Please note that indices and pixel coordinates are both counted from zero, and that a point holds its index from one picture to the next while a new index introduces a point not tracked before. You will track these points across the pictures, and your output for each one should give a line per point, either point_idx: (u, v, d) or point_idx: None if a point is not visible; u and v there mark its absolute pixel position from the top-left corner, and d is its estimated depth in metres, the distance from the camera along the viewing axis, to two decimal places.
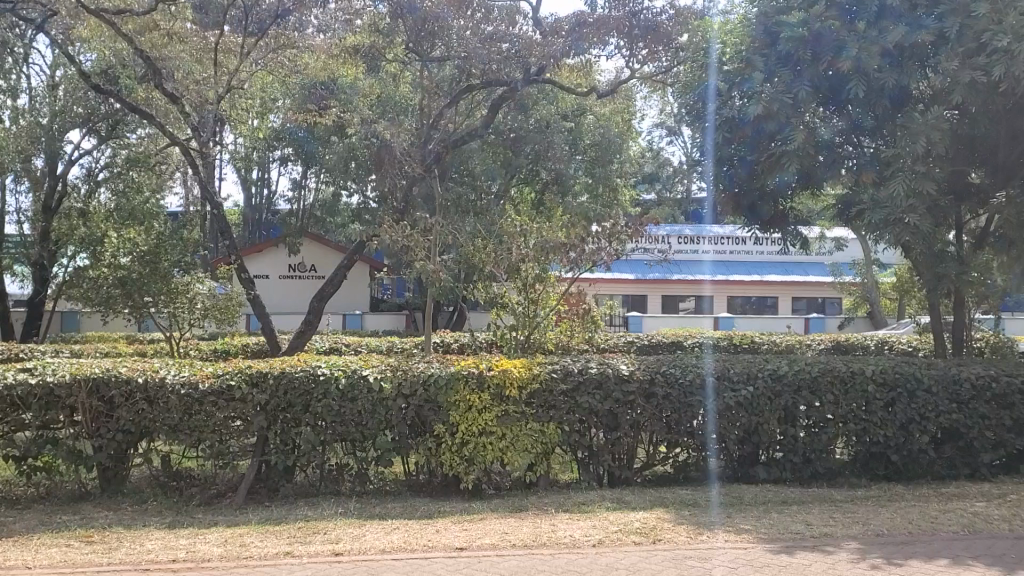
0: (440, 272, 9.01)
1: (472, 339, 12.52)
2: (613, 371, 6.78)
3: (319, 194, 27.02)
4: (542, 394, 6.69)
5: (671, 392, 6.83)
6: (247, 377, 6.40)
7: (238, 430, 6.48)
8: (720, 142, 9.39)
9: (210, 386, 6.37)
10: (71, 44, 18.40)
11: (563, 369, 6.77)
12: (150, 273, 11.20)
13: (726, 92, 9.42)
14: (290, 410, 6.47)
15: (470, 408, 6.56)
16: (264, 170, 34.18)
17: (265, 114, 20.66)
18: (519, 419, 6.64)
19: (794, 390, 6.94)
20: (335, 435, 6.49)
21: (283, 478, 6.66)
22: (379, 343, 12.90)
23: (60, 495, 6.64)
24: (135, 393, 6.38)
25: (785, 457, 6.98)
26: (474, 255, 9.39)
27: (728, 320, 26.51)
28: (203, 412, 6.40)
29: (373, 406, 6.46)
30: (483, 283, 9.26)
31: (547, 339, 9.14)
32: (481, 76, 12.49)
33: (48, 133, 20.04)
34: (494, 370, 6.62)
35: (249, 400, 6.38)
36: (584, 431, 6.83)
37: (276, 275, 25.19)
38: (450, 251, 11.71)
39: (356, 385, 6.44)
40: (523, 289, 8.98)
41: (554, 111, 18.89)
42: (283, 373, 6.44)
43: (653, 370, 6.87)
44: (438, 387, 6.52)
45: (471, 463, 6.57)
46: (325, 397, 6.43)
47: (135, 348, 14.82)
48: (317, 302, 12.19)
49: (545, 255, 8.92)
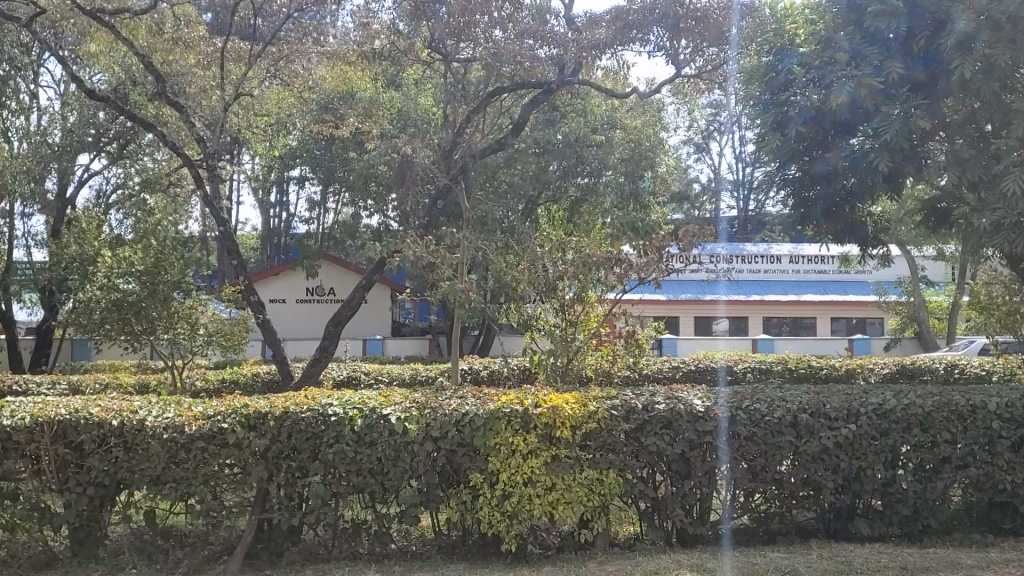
0: (469, 291, 7.35)
1: (503, 366, 10.86)
2: (685, 406, 4.97)
3: (340, 214, 25.71)
4: (601, 436, 4.92)
5: (754, 432, 4.99)
6: (242, 418, 4.70)
7: (231, 481, 4.75)
8: (797, 145, 6.85)
9: (198, 430, 4.67)
10: (82, 59, 17.23)
11: (623, 404, 4.99)
12: (150, 294, 9.60)
13: (802, 77, 6.82)
14: (296, 458, 4.75)
15: (513, 454, 4.79)
16: (283, 194, 32.98)
17: (280, 133, 19.24)
18: (572, 466, 4.89)
19: (904, 428, 5.13)
20: (349, 487, 4.76)
21: (286, 539, 4.94)
22: (400, 372, 11.32)
23: (23, 564, 4.90)
24: (109, 438, 4.73)
25: (899, 510, 5.15)
26: (504, 273, 7.73)
27: (768, 341, 24.65)
28: (189, 462, 4.70)
29: (396, 453, 4.72)
30: (514, 303, 7.68)
31: (587, 367, 7.56)
32: (511, 78, 10.94)
33: (58, 155, 18.78)
34: (541, 406, 4.86)
35: (246, 446, 4.67)
36: (654, 481, 5.03)
37: (293, 299, 23.83)
38: (477, 269, 10.17)
39: (374, 427, 4.69)
40: (559, 310, 7.49)
41: (584, 123, 17.40)
42: (285, 412, 4.73)
43: (738, 404, 5.06)
44: (473, 430, 4.74)
45: (515, 522, 4.82)
46: (336, 443, 4.69)
47: (138, 378, 13.35)
48: (332, 326, 10.57)
49: (585, 271, 7.33)
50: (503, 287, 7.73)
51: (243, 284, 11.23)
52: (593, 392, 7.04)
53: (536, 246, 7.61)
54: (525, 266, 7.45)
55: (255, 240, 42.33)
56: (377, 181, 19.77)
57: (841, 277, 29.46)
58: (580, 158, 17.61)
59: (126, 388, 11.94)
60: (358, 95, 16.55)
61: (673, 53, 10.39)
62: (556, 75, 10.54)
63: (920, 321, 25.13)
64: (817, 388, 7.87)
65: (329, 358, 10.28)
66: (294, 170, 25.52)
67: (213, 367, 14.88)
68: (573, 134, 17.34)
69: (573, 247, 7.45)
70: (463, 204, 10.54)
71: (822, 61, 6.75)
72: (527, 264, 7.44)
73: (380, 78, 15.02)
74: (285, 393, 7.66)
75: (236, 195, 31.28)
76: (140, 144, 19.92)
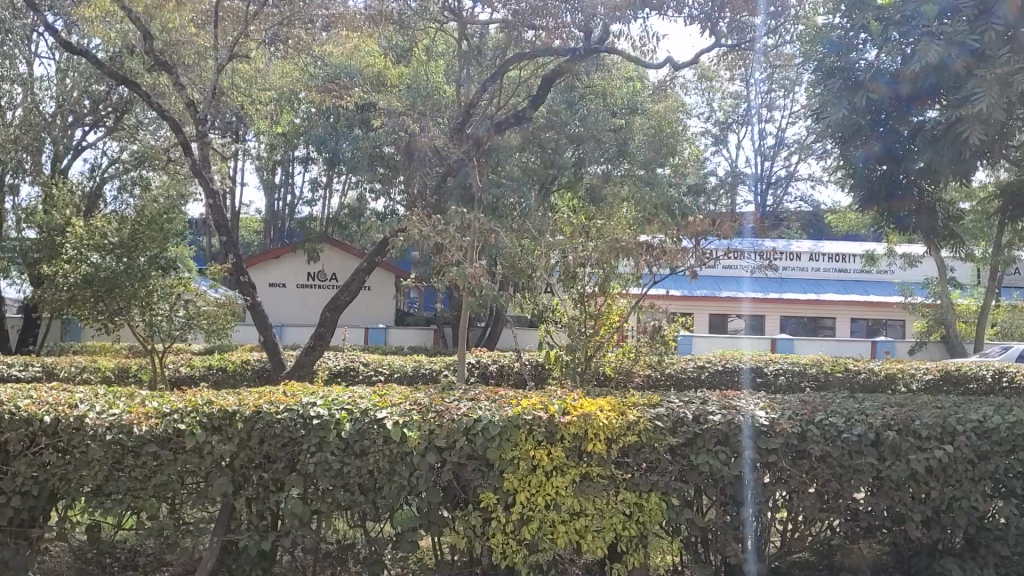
0: (481, 277, 5.81)
1: (512, 365, 9.35)
2: (742, 419, 3.29)
3: (346, 196, 24.14)
4: (645, 451, 3.28)
5: (830, 452, 3.29)
6: (202, 417, 3.24)
7: (190, 494, 3.29)
8: (865, 126, 4.65)
9: (150, 431, 3.24)
10: (74, 26, 15.61)
11: (669, 413, 3.36)
12: (126, 270, 8.08)
13: (881, 37, 4.54)
14: (268, 469, 3.25)
15: (533, 473, 3.21)
16: (286, 177, 31.56)
17: (286, 112, 17.66)
18: (606, 488, 3.27)
19: (1007, 454, 3.42)
20: (334, 505, 3.23)
21: (254, 566, 3.41)
22: (401, 364, 9.90)
23: None
24: (39, 438, 3.29)
25: (995, 549, 3.45)
26: (517, 258, 6.20)
27: (788, 342, 22.98)
28: (141, 469, 3.26)
29: (391, 466, 3.20)
30: (527, 289, 6.32)
31: (606, 364, 6.24)
32: (537, 43, 9.31)
33: (49, 126, 17.24)
34: (571, 414, 3.27)
35: (208, 454, 3.21)
36: (704, 507, 3.34)
37: (294, 284, 22.43)
38: (489, 254, 8.66)
39: (365, 433, 3.19)
40: (577, 301, 6.05)
41: (602, 105, 15.81)
42: (258, 411, 3.25)
43: (808, 419, 3.36)
44: (487, 439, 3.18)
45: (533, 553, 3.23)
46: (318, 452, 3.21)
47: (115, 361, 11.88)
48: (327, 311, 8.95)
49: (608, 258, 5.84)
50: (515, 274, 6.26)
51: (231, 261, 9.95)
52: (633, 397, 5.78)
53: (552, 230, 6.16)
54: (541, 252, 5.98)
55: (256, 220, 40.94)
56: (384, 163, 18.15)
57: (863, 276, 27.87)
58: (599, 143, 15.95)
59: (99, 372, 10.53)
60: (367, 67, 14.95)
61: (709, 26, 8.36)
62: (582, 43, 8.83)
63: (947, 325, 23.37)
64: (894, 404, 6.44)
65: (322, 346, 8.72)
66: (301, 150, 24.00)
67: (199, 354, 13.46)
68: (591, 118, 15.72)
69: (596, 232, 5.99)
70: (474, 182, 8.96)
71: (907, 12, 4.48)
72: (543, 251, 5.96)
73: (392, 48, 13.40)
74: (261, 393, 6.17)
75: (239, 175, 29.74)
76: (139, 117, 18.38)
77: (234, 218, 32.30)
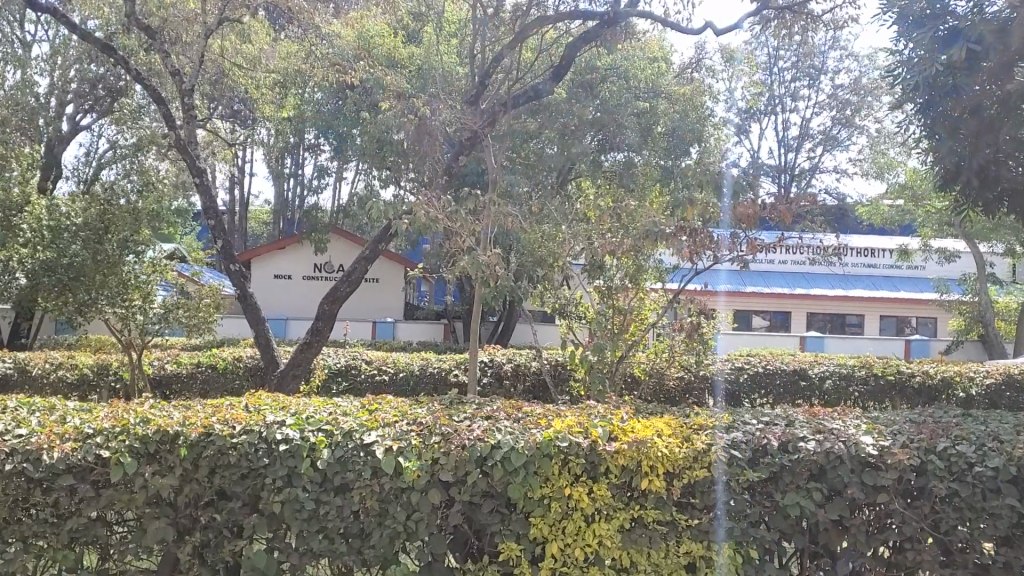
0: (497, 266, 4.31)
1: (529, 366, 7.73)
2: (848, 447, 2.35)
3: (353, 185, 22.52)
4: (711, 489, 2.34)
5: (958, 492, 2.31)
6: (133, 442, 2.32)
7: (121, 542, 2.34)
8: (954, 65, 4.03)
9: (65, 460, 2.29)
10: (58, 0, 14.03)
11: (751, 439, 2.42)
12: (91, 257, 6.44)
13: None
14: (221, 509, 2.30)
15: (569, 517, 2.27)
16: (294, 165, 29.78)
17: (286, 99, 16.04)
18: (664, 538, 2.32)
19: None
20: (303, 560, 2.26)
21: None
22: (408, 361, 8.17)
23: None
24: None
25: None
26: (535, 244, 4.64)
27: (818, 340, 21.10)
28: (53, 510, 2.31)
29: (381, 506, 2.25)
30: (545, 281, 4.80)
31: (637, 366, 4.82)
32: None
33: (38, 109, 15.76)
34: (621, 440, 2.35)
35: (139, 491, 2.28)
36: (785, 560, 2.38)
37: (299, 276, 21.00)
38: (506, 240, 7.11)
39: (349, 462, 2.27)
40: (603, 296, 4.56)
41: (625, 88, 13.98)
42: (204, 433, 2.34)
43: (927, 446, 2.39)
44: (508, 473, 2.25)
45: None
46: (287, 487, 2.27)
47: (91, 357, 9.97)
48: (323, 303, 7.22)
49: (644, 247, 4.25)
50: (532, 263, 4.72)
51: (219, 246, 8.39)
52: (694, 416, 4.32)
53: (574, 216, 4.71)
54: (562, 238, 4.51)
55: (269, 213, 39.30)
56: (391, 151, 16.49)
57: (893, 271, 26.04)
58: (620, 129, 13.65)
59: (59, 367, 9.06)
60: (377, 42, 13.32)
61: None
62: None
63: (986, 324, 21.13)
64: None
65: (318, 345, 7.01)
66: (306, 137, 22.43)
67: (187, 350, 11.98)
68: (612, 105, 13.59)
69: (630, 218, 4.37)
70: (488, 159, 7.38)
71: None
72: (564, 237, 4.48)
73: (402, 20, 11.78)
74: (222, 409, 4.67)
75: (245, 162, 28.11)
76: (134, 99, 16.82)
77: (242, 208, 30.65)
